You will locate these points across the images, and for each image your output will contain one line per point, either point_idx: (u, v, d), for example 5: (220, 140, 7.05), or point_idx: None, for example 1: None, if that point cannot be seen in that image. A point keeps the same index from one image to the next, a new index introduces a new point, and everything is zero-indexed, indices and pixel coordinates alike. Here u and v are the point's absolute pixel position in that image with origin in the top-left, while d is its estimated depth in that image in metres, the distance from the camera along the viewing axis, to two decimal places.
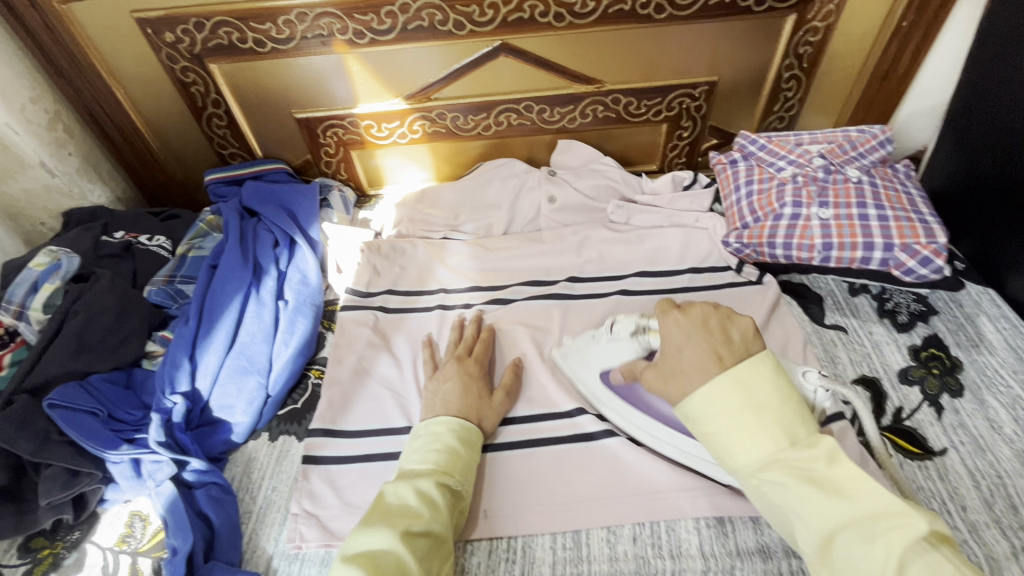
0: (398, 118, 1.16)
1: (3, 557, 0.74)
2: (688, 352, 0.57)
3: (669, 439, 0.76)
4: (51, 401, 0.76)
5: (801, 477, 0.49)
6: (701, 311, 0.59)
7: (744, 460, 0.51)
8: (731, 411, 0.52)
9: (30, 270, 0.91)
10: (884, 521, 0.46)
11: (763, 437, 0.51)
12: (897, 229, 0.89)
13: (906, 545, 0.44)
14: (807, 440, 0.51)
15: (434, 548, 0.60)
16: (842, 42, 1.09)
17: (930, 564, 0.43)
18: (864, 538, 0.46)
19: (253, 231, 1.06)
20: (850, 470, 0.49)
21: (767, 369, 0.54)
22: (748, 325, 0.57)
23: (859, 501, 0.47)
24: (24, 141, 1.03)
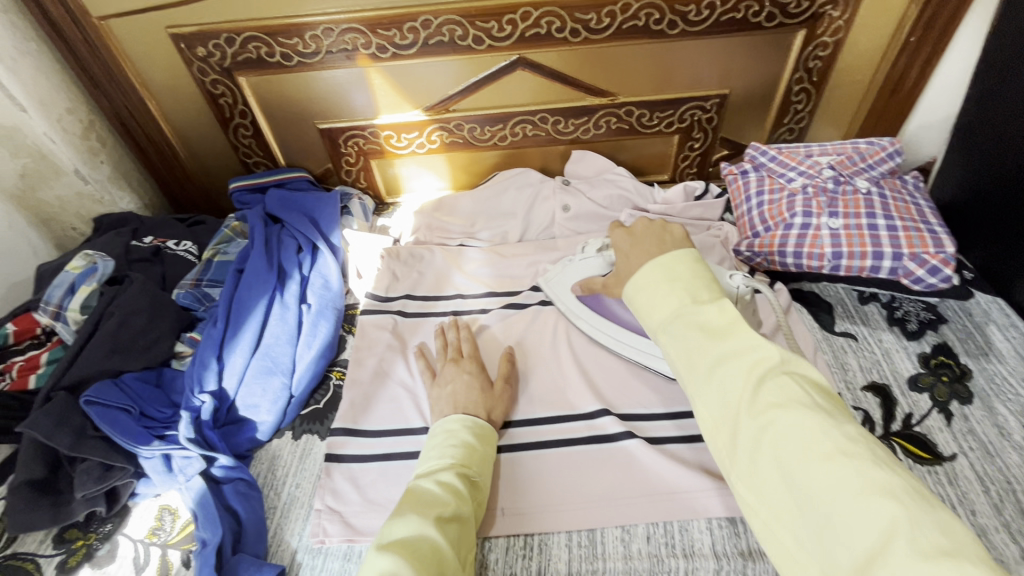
0: (417, 129, 1.19)
1: (39, 547, 0.77)
2: (632, 255, 0.70)
3: (630, 342, 0.90)
4: (87, 398, 0.80)
5: (694, 325, 0.56)
6: (643, 226, 0.73)
7: (657, 319, 0.60)
8: (651, 285, 0.62)
9: (67, 273, 0.94)
10: (752, 354, 0.52)
11: (671, 298, 0.59)
12: (907, 239, 0.91)
13: (766, 371, 0.51)
14: (708, 299, 0.58)
15: (461, 534, 0.61)
16: (851, 56, 1.12)
17: (783, 386, 0.49)
18: (734, 369, 0.51)
19: (277, 236, 1.09)
20: (734, 318, 0.55)
21: (688, 259, 0.63)
22: (679, 233, 0.69)
23: (734, 340, 0.53)
24: (60, 150, 1.08)
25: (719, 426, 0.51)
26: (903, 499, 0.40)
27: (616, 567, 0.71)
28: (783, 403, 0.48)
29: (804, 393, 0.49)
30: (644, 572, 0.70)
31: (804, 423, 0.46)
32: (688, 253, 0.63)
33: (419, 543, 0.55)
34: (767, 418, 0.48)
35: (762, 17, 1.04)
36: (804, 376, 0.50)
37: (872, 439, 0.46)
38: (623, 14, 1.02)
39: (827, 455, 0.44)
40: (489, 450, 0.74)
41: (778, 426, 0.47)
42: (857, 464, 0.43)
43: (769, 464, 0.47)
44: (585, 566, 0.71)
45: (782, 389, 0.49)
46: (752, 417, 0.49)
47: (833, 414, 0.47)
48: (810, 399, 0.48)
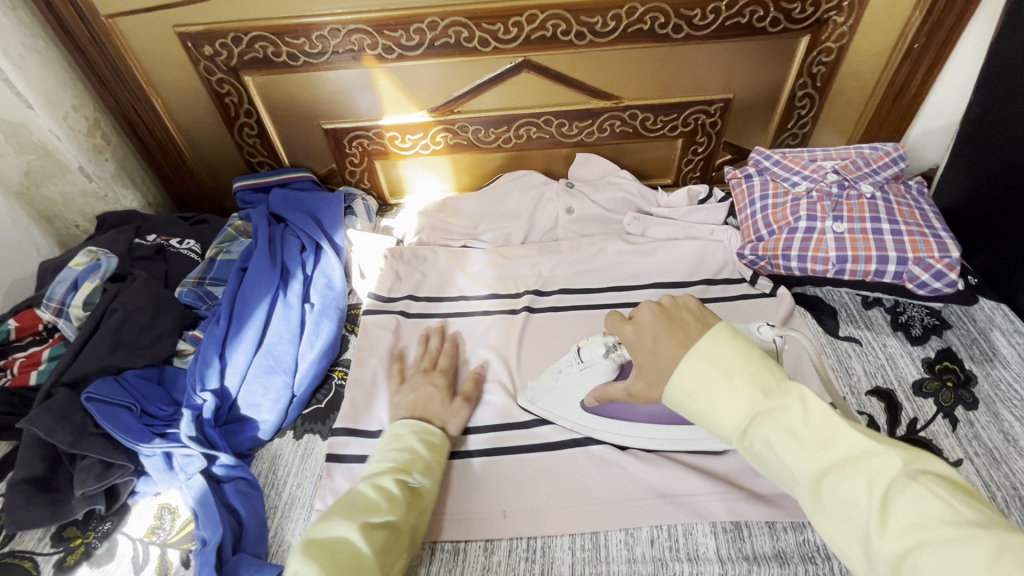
0: (421, 130, 1.20)
1: (37, 545, 0.76)
2: (651, 345, 0.60)
3: (664, 434, 0.79)
4: (89, 395, 0.79)
5: (784, 433, 0.49)
6: (646, 313, 0.62)
7: (731, 425, 0.51)
8: (708, 385, 0.53)
9: (70, 269, 0.94)
10: (865, 463, 0.46)
11: (738, 396, 0.51)
12: (911, 243, 0.91)
13: (887, 481, 0.45)
14: (782, 392, 0.51)
15: (394, 539, 0.60)
16: (855, 62, 1.12)
17: (913, 500, 0.44)
18: (850, 483, 0.46)
19: (281, 236, 1.09)
20: (826, 417, 0.49)
21: (727, 339, 0.55)
22: (692, 303, 0.62)
23: (839, 447, 0.47)
24: (65, 147, 1.08)
25: (851, 548, 0.46)
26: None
27: (620, 570, 0.70)
28: (922, 522, 0.42)
29: (943, 505, 0.43)
30: None
31: (954, 544, 0.40)
32: (723, 331, 0.56)
33: (337, 550, 0.56)
34: (907, 543, 0.42)
35: (767, 22, 1.05)
36: (931, 478, 0.45)
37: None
38: (629, 17, 1.03)
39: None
40: (438, 454, 0.73)
41: (926, 552, 0.41)
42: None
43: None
44: (589, 570, 0.70)
45: (914, 502, 0.43)
46: (888, 540, 0.43)
47: (985, 526, 0.41)
48: (952, 511, 0.42)
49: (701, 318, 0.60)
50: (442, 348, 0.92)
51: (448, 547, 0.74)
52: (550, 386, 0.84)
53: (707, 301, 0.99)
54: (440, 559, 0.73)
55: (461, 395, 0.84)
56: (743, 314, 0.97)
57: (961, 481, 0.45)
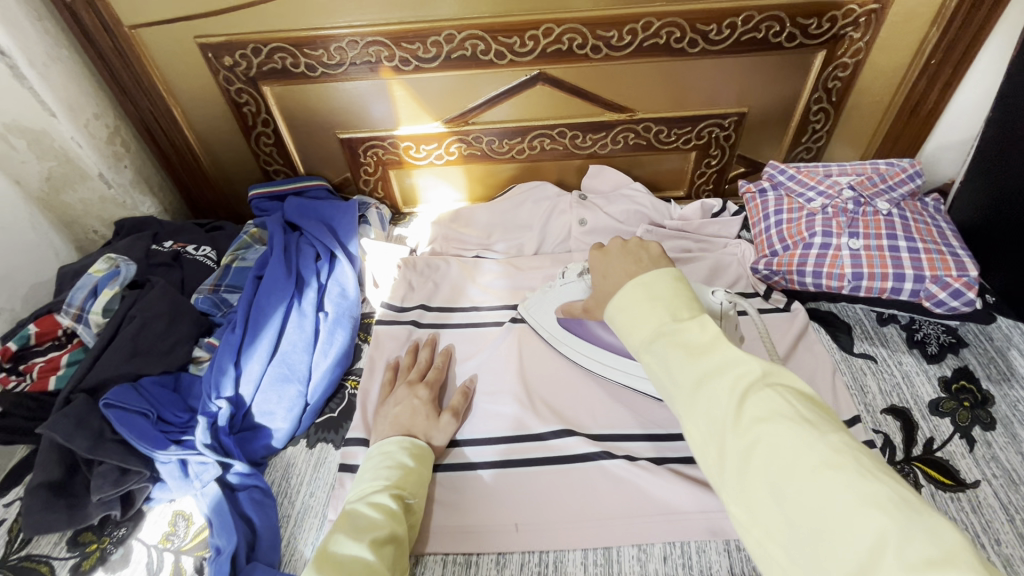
0: (436, 140, 1.21)
1: (53, 549, 0.77)
2: (612, 278, 0.64)
3: (616, 364, 0.88)
4: (107, 401, 0.80)
5: (676, 344, 0.49)
6: (615, 245, 0.67)
7: (639, 338, 0.53)
8: (632, 303, 0.55)
9: (90, 275, 0.95)
10: (733, 370, 0.47)
11: (650, 317, 0.53)
12: (929, 261, 0.90)
13: (748, 384, 0.46)
14: (689, 316, 0.52)
15: (397, 554, 0.62)
16: (870, 77, 1.12)
17: (766, 401, 0.45)
18: (716, 390, 0.46)
19: (296, 244, 1.10)
20: (716, 332, 0.49)
21: (672, 274, 0.56)
22: (657, 249, 0.65)
23: (716, 356, 0.48)
24: (86, 154, 1.10)
25: (704, 449, 0.46)
26: (889, 508, 0.37)
27: None
28: (767, 418, 0.44)
29: (788, 404, 0.44)
30: None
31: (788, 436, 0.42)
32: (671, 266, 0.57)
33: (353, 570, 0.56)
34: (752, 437, 0.44)
35: (783, 38, 1.05)
36: (789, 388, 0.46)
37: (854, 443, 0.42)
38: (644, 32, 1.03)
39: (815, 468, 0.41)
40: (424, 468, 0.75)
41: (765, 444, 0.43)
42: (845, 476, 0.40)
43: (757, 483, 0.42)
44: None
45: (766, 405, 0.44)
46: (738, 437, 0.44)
47: (820, 425, 0.43)
48: (795, 409, 0.44)
49: (658, 261, 0.63)
50: (431, 363, 0.92)
51: (461, 559, 0.74)
52: (536, 299, 0.98)
53: None
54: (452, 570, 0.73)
55: (447, 410, 0.84)
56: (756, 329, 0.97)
57: (815, 395, 0.47)
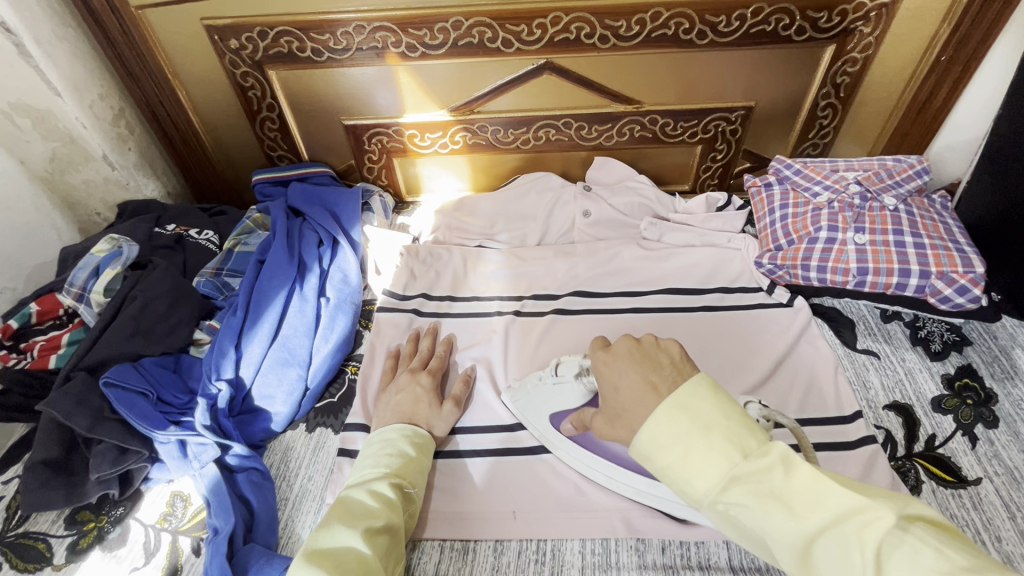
0: (441, 129, 1.20)
1: (51, 527, 0.77)
2: (623, 386, 0.56)
3: (623, 479, 0.76)
4: (107, 379, 0.80)
5: (763, 493, 0.45)
6: (624, 345, 0.59)
7: (708, 487, 0.47)
8: (682, 441, 0.49)
9: (92, 255, 0.95)
10: (852, 519, 0.43)
11: (713, 457, 0.47)
12: (934, 257, 0.90)
13: (877, 537, 0.41)
14: (760, 452, 0.47)
15: (391, 544, 0.62)
16: (879, 73, 1.11)
17: (907, 554, 0.40)
18: (839, 546, 0.42)
19: (299, 230, 1.09)
20: (806, 475, 0.45)
21: (705, 390, 0.51)
22: (676, 348, 0.58)
23: (825, 504, 0.44)
24: (91, 135, 1.09)
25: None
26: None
27: None
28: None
29: (938, 556, 0.39)
30: None
31: None
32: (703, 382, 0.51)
33: (347, 561, 0.56)
34: None
35: (792, 31, 1.04)
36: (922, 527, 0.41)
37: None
38: (653, 22, 1.03)
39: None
40: (426, 458, 0.74)
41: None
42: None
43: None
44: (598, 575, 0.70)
45: (910, 557, 0.40)
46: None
47: (981, 571, 0.38)
48: (947, 559, 0.39)
49: (679, 367, 0.56)
50: (433, 352, 0.91)
51: (458, 545, 0.74)
52: (528, 394, 0.85)
53: (721, 308, 0.99)
54: (450, 556, 0.73)
55: (450, 399, 0.83)
56: (757, 323, 0.96)
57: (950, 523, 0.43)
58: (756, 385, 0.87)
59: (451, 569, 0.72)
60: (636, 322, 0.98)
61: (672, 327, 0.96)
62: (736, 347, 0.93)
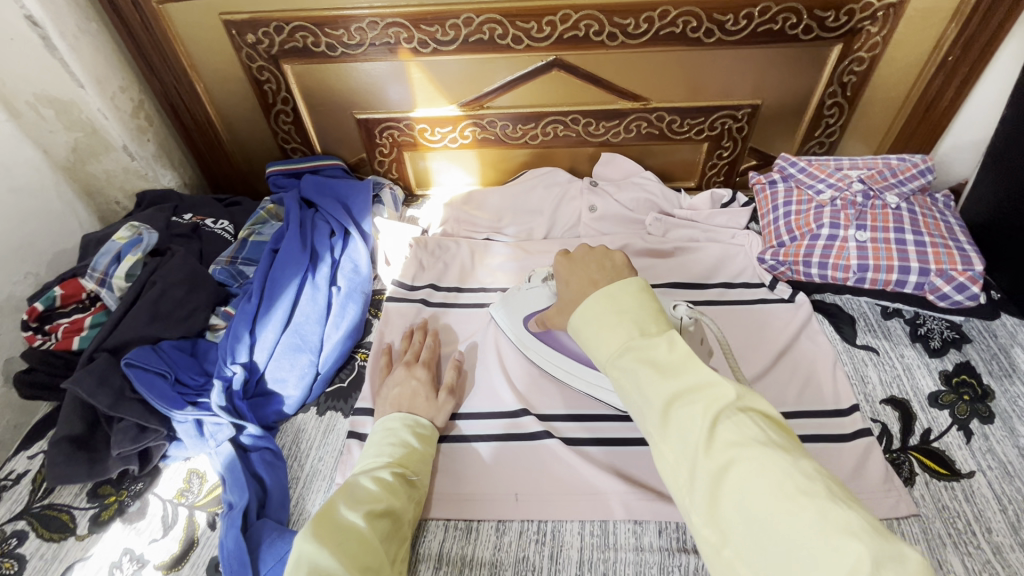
0: (451, 123, 1.22)
1: (74, 500, 0.81)
2: (574, 284, 0.64)
3: (576, 371, 0.87)
4: (128, 360, 0.84)
5: (645, 359, 0.50)
6: (582, 253, 0.67)
7: (607, 351, 0.53)
8: (598, 317, 0.55)
9: (114, 242, 0.99)
10: (707, 391, 0.47)
11: (617, 329, 0.53)
12: (934, 255, 0.91)
13: (722, 407, 0.46)
14: (656, 332, 0.52)
15: (393, 527, 0.64)
16: (886, 72, 1.12)
17: (738, 424, 0.45)
18: (690, 411, 0.47)
19: (312, 220, 1.12)
20: (684, 351, 0.50)
21: (635, 288, 0.56)
22: (620, 259, 0.65)
23: (690, 376, 0.48)
24: (111, 125, 1.13)
25: (677, 475, 0.46)
26: (863, 536, 0.37)
27: (627, 558, 0.72)
28: (739, 441, 0.44)
29: (760, 431, 0.45)
30: (655, 565, 0.71)
31: (764, 462, 0.42)
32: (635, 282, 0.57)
33: (348, 538, 0.58)
34: (724, 461, 0.44)
35: (800, 30, 1.06)
36: (758, 412, 0.47)
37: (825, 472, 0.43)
38: (661, 20, 1.04)
39: (790, 495, 0.40)
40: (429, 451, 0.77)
41: (738, 467, 0.43)
42: (818, 502, 0.40)
43: (732, 509, 0.42)
44: (597, 555, 0.72)
45: (737, 427, 0.45)
46: (710, 461, 0.44)
47: (788, 449, 0.44)
48: (765, 435, 0.45)
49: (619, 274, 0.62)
50: (426, 343, 0.93)
51: (461, 525, 0.77)
52: (505, 298, 0.97)
53: (723, 303, 1.01)
54: (453, 534, 0.76)
55: (444, 389, 0.85)
56: (758, 318, 0.98)
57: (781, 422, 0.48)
58: (756, 377, 0.89)
59: (455, 547, 0.74)
60: None
61: None
62: (737, 340, 0.95)
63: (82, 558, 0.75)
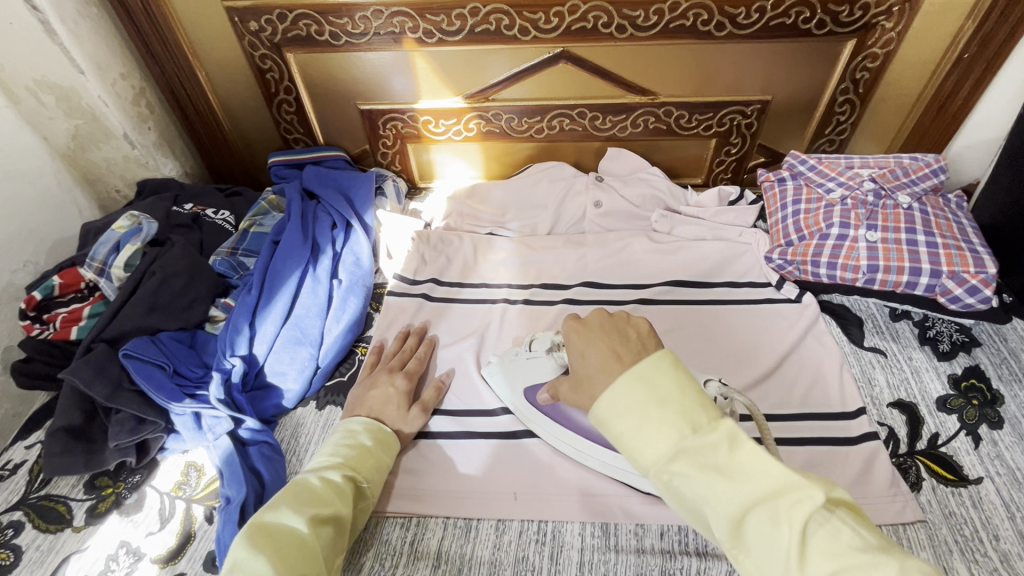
0: (455, 116, 1.21)
1: (71, 491, 0.80)
2: (591, 359, 0.56)
3: (590, 452, 0.78)
4: (126, 351, 0.83)
5: (706, 464, 0.47)
6: (597, 319, 0.59)
7: (656, 456, 0.48)
8: (636, 410, 0.50)
9: (113, 231, 0.98)
10: (788, 494, 0.45)
11: (663, 428, 0.49)
12: (946, 256, 0.89)
13: (809, 512, 0.44)
14: (708, 426, 0.49)
15: (335, 535, 0.63)
16: (899, 69, 1.10)
17: (829, 530, 0.43)
18: (772, 519, 0.44)
19: (313, 212, 1.11)
20: (745, 450, 0.47)
21: (667, 366, 0.52)
22: (644, 325, 0.59)
23: (763, 479, 0.46)
24: (111, 113, 1.11)
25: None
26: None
27: (628, 559, 0.71)
28: (838, 552, 0.42)
29: (855, 535, 0.43)
30: (657, 567, 0.70)
31: (870, 574, 0.41)
32: (665, 357, 0.53)
33: (286, 544, 0.56)
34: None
35: (813, 25, 1.03)
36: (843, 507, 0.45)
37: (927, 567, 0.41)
38: (671, 12, 1.02)
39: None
40: (384, 454, 0.75)
41: None
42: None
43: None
44: (598, 556, 0.72)
45: (831, 535, 0.43)
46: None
47: (888, 549, 0.42)
48: (859, 537, 0.43)
49: (643, 339, 0.57)
50: (416, 351, 0.92)
51: (461, 522, 0.76)
52: (503, 368, 0.88)
53: (728, 303, 1.00)
54: (453, 532, 0.75)
55: (418, 403, 0.84)
56: (763, 318, 0.97)
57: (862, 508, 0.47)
58: (762, 379, 0.88)
59: (453, 545, 0.74)
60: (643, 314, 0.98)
61: (680, 319, 0.97)
62: (741, 341, 0.93)
63: (78, 550, 0.74)
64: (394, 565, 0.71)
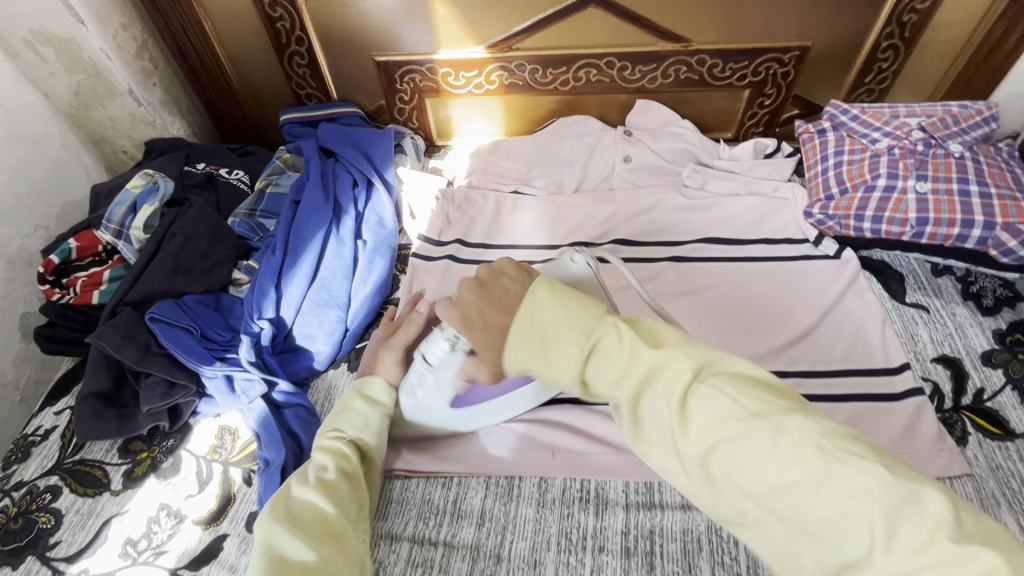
0: (477, 67, 1.14)
1: (106, 455, 0.79)
2: (490, 315, 0.57)
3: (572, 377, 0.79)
4: (153, 315, 0.81)
5: (603, 364, 0.49)
6: (467, 294, 0.59)
7: (567, 378, 0.50)
8: (530, 345, 0.51)
9: (128, 191, 0.94)
10: (666, 373, 0.47)
11: (557, 345, 0.50)
12: (1001, 208, 0.86)
13: (684, 388, 0.46)
14: (595, 327, 0.50)
15: (353, 490, 0.64)
16: (948, 11, 1.03)
17: (709, 403, 0.44)
18: (657, 401, 0.47)
19: (333, 170, 1.07)
20: (632, 338, 0.49)
21: (544, 291, 0.53)
22: (510, 268, 0.60)
23: (648, 367, 0.47)
24: (115, 67, 1.04)
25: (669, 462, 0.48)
26: (867, 498, 0.37)
27: (674, 516, 0.70)
28: (715, 422, 0.44)
29: (731, 404, 0.44)
30: (703, 523, 0.69)
31: (744, 437, 0.42)
32: (539, 284, 0.53)
33: (301, 512, 0.58)
34: (706, 446, 0.44)
35: None
36: (725, 378, 0.46)
37: (814, 427, 0.41)
38: None
39: (784, 467, 0.40)
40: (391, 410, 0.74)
41: (723, 447, 0.43)
42: (812, 469, 0.39)
43: (726, 491, 0.43)
44: (643, 513, 0.71)
45: (708, 406, 0.44)
46: (693, 446, 0.44)
47: (766, 415, 0.42)
48: (738, 404, 0.44)
49: (514, 278, 0.59)
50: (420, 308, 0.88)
51: (503, 482, 0.75)
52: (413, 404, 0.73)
53: (764, 259, 0.97)
54: (495, 491, 0.74)
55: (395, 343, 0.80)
56: (800, 274, 0.94)
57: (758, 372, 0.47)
58: (800, 337, 0.86)
59: (497, 504, 0.73)
60: (678, 272, 0.95)
61: (714, 278, 0.95)
62: (778, 299, 0.91)
63: (118, 512, 0.73)
64: (438, 525, 0.71)
